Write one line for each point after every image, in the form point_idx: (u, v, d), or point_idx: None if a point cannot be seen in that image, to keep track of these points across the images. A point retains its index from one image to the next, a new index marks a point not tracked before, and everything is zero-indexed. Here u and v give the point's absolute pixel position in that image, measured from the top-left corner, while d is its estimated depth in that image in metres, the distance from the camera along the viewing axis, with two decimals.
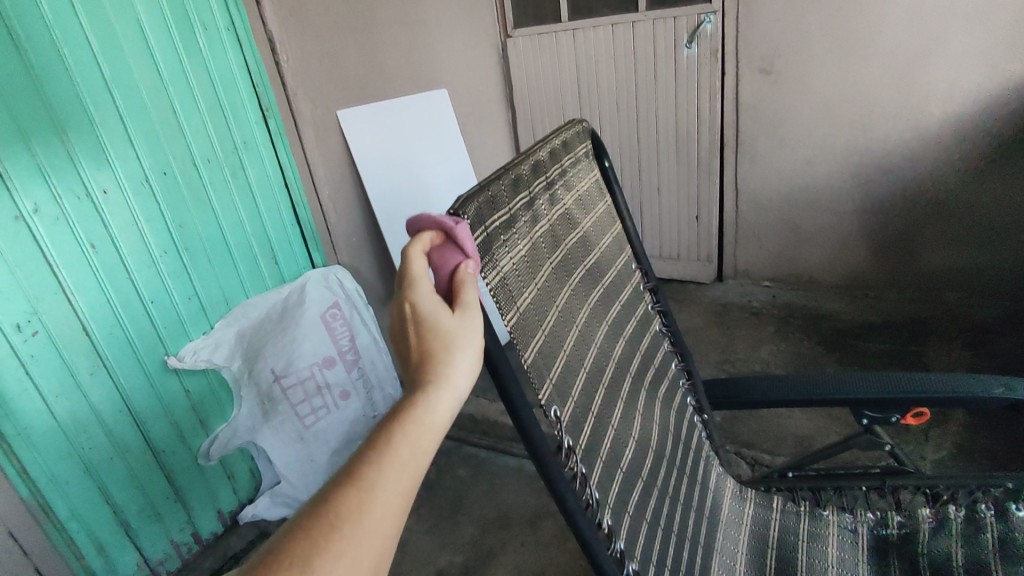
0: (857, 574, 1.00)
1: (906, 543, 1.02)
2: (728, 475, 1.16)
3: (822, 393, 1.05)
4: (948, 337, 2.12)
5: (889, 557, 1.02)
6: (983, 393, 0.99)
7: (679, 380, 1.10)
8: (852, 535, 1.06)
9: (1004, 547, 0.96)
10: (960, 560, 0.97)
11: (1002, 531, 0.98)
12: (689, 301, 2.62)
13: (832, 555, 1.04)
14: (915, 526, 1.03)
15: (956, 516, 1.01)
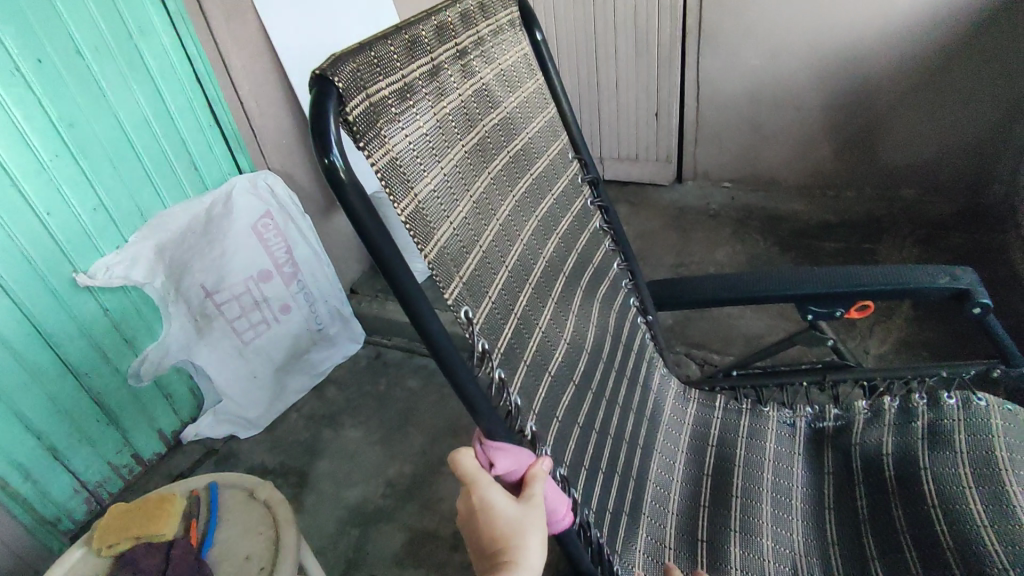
0: (792, 467, 1.01)
1: (839, 434, 1.03)
2: (672, 375, 1.14)
3: (770, 287, 1.01)
4: (900, 236, 2.12)
5: (824, 448, 1.02)
6: (927, 284, 0.95)
7: (622, 280, 1.04)
8: (790, 431, 1.06)
9: (932, 432, 0.95)
10: (888, 447, 0.96)
11: (930, 418, 0.96)
12: (647, 205, 2.55)
13: (769, 449, 1.04)
14: (850, 418, 1.03)
15: (890, 407, 1.00)
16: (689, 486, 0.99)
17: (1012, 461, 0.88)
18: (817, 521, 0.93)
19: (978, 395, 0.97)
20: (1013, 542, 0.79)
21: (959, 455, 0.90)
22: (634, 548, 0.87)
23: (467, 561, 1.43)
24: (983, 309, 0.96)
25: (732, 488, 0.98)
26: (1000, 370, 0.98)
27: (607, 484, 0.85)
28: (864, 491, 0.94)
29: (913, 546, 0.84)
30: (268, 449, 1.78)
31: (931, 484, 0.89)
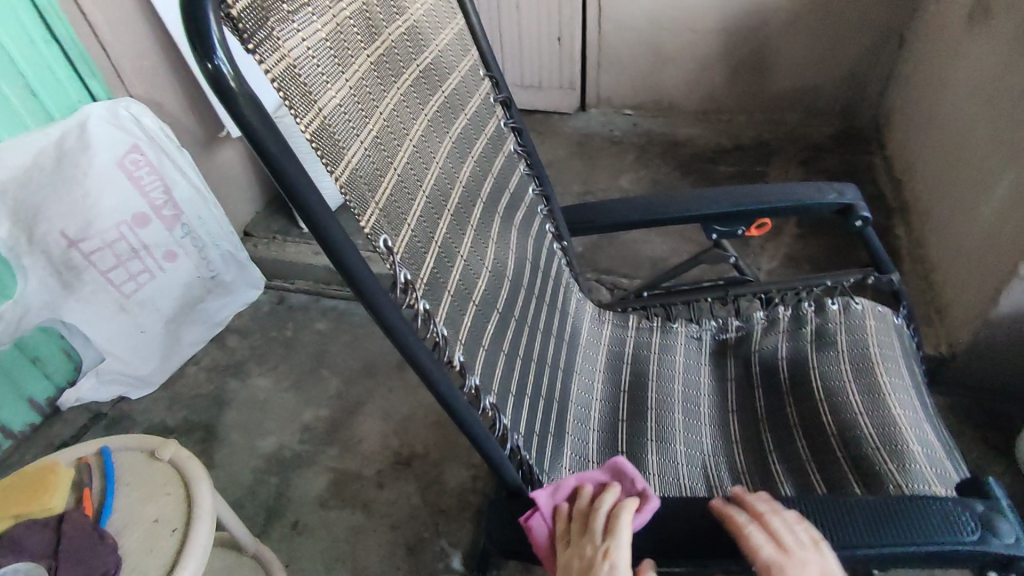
0: (700, 377, 1.08)
1: (740, 344, 1.10)
2: (587, 300, 1.16)
3: (683, 208, 1.03)
4: (785, 158, 2.26)
5: (727, 358, 1.10)
6: (816, 199, 1.02)
7: (538, 206, 1.03)
8: (697, 344, 1.13)
9: (819, 335, 1.04)
10: (782, 353, 1.05)
11: (818, 322, 1.06)
12: (553, 134, 2.52)
13: (679, 362, 1.10)
14: (749, 328, 1.11)
15: (783, 317, 1.09)
16: (608, 403, 1.04)
17: (883, 355, 0.98)
18: (722, 425, 1.01)
19: (856, 301, 1.07)
20: (884, 423, 0.89)
21: (842, 354, 1.00)
22: (561, 466, 0.90)
23: (393, 497, 1.43)
24: (862, 223, 1.04)
25: (647, 401, 1.03)
26: (875, 277, 1.09)
27: (533, 408, 0.86)
28: (763, 394, 1.02)
29: (804, 438, 0.93)
30: (167, 407, 1.67)
31: (818, 381, 0.98)
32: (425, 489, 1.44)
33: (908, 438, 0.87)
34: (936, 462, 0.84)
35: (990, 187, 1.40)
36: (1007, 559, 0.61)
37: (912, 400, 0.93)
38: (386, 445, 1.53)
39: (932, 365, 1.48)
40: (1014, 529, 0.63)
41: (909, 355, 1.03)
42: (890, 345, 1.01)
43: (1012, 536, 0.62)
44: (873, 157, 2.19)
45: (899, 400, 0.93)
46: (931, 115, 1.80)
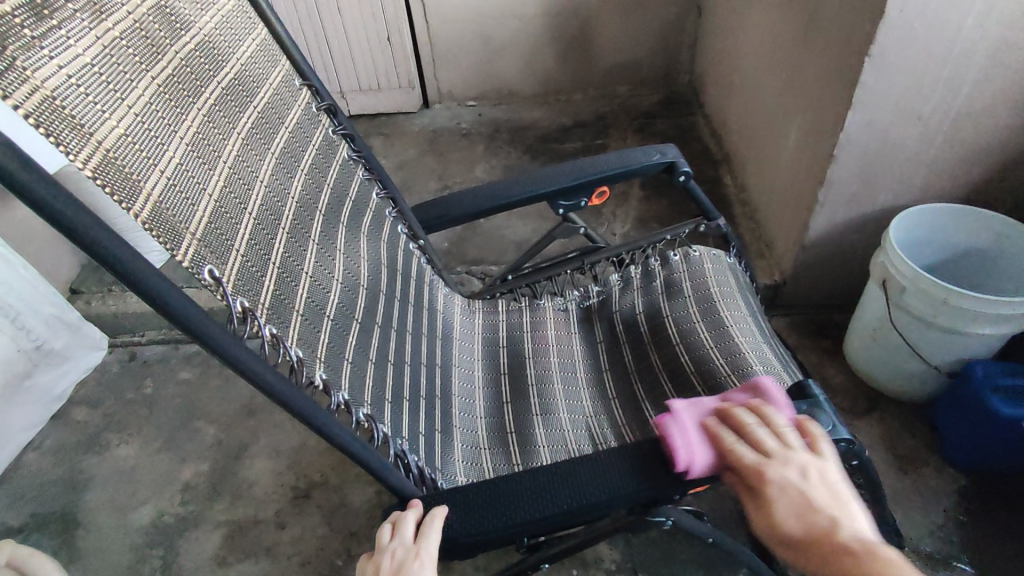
0: (572, 345, 1.14)
1: (603, 307, 1.18)
2: (455, 294, 1.18)
3: (527, 190, 1.07)
4: (621, 128, 2.41)
5: (593, 322, 1.17)
6: (643, 161, 1.10)
7: (385, 209, 1.02)
8: (565, 314, 1.18)
9: (667, 285, 1.13)
10: (639, 309, 1.13)
11: (665, 273, 1.15)
12: (401, 134, 2.50)
13: (551, 335, 1.15)
14: (608, 291, 1.19)
15: (635, 275, 1.18)
16: (490, 389, 1.06)
17: (723, 292, 1.09)
18: (598, 385, 1.07)
19: (693, 248, 1.18)
20: (731, 352, 0.99)
21: (688, 299, 1.10)
22: (454, 459, 0.91)
23: (298, 535, 1.36)
24: (686, 176, 1.13)
25: (527, 378, 1.07)
26: (705, 225, 1.20)
27: (413, 410, 0.86)
28: (628, 349, 1.09)
29: (669, 381, 1.02)
30: (9, 505, 1.46)
31: (672, 327, 1.07)
32: (330, 518, 1.38)
33: (751, 360, 0.98)
34: (775, 375, 0.95)
35: (785, 130, 1.60)
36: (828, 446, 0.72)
37: (750, 327, 1.05)
38: (280, 483, 1.45)
39: (769, 293, 1.67)
40: (830, 419, 0.74)
41: (743, 288, 1.15)
42: (726, 281, 1.13)
43: (830, 425, 0.73)
44: (695, 116, 2.40)
45: (739, 329, 1.04)
46: (732, 73, 2.01)
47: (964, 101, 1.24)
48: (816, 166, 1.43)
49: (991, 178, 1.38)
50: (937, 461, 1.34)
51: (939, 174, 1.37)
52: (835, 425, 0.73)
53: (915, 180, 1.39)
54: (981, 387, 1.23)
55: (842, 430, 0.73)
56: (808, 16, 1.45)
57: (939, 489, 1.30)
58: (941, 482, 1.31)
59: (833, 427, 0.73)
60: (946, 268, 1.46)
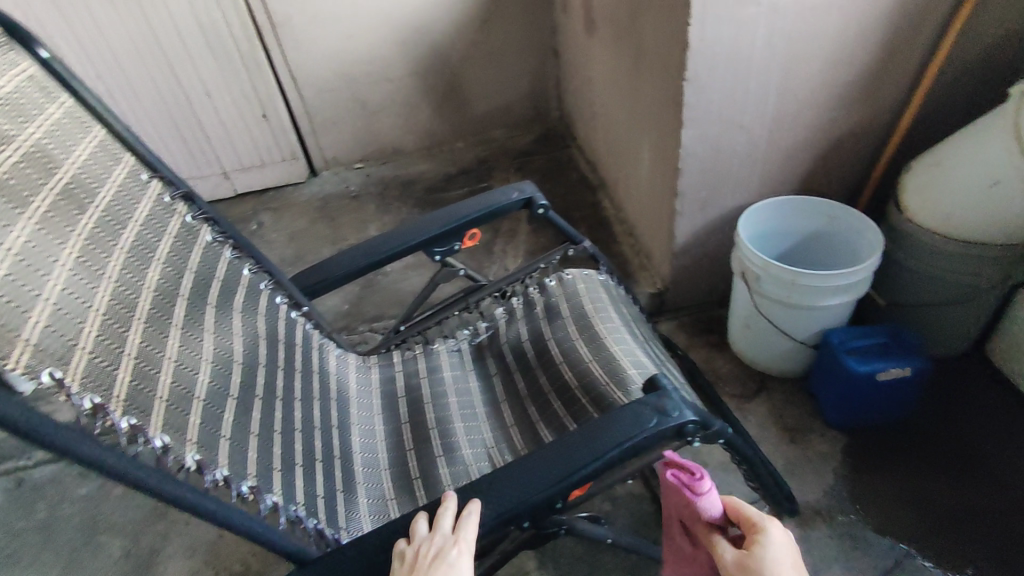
0: (468, 381, 1.18)
1: (492, 341, 1.24)
2: (349, 353, 1.20)
3: (399, 243, 1.12)
4: (504, 169, 2.54)
5: (485, 356, 1.22)
6: (505, 200, 1.17)
7: (260, 284, 1.04)
8: (458, 354, 1.23)
9: (547, 310, 1.21)
10: (525, 337, 1.20)
11: (543, 300, 1.23)
12: (290, 205, 2.51)
13: (447, 377, 1.19)
14: (495, 325, 1.25)
15: (517, 306, 1.25)
16: (391, 439, 1.08)
17: (597, 307, 1.17)
18: (496, 416, 1.12)
19: (566, 272, 1.25)
20: (608, 362, 1.07)
21: (567, 320, 1.17)
22: (358, 515, 0.92)
23: None
24: (545, 209, 1.21)
25: (426, 422, 1.10)
26: (573, 249, 1.29)
27: (308, 474, 0.88)
28: (519, 377, 1.15)
29: (558, 400, 1.08)
30: None
31: (555, 348, 1.14)
32: None
33: (625, 366, 1.06)
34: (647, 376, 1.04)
35: (640, 152, 1.76)
36: (679, 428, 0.80)
37: (623, 335, 1.13)
38: None
39: (656, 301, 1.79)
40: (674, 404, 0.81)
41: (616, 300, 1.24)
42: (599, 296, 1.21)
43: (675, 409, 0.80)
44: (569, 150, 2.57)
45: (613, 339, 1.12)
46: (591, 107, 2.19)
47: (773, 108, 1.43)
48: (668, 181, 1.58)
49: (812, 171, 1.58)
50: (821, 425, 1.47)
51: (770, 172, 1.55)
52: (679, 408, 0.81)
53: (752, 181, 1.56)
54: (838, 351, 1.38)
55: (686, 411, 0.81)
56: (636, 52, 1.63)
57: (826, 451, 1.42)
58: (826, 444, 1.43)
59: (680, 410, 0.80)
60: (796, 254, 1.63)
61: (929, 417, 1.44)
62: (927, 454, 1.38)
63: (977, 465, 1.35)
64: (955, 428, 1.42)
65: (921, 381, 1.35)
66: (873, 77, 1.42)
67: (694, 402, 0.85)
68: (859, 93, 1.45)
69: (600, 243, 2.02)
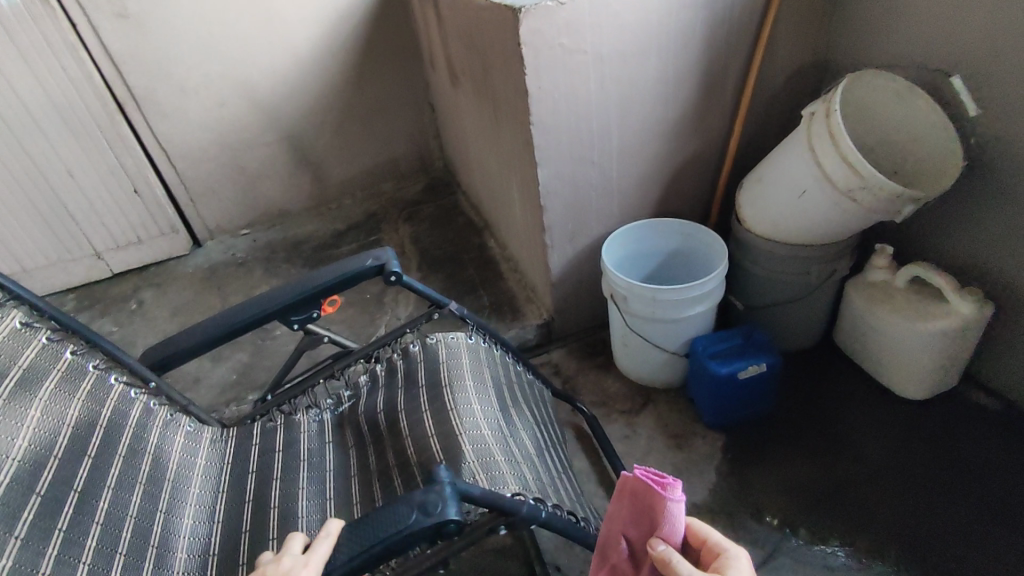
0: (324, 455, 1.16)
1: (352, 411, 1.22)
2: (206, 428, 1.20)
3: (252, 311, 1.15)
4: (393, 221, 2.57)
5: (344, 428, 1.20)
6: (358, 268, 1.20)
7: (88, 363, 1.05)
8: (319, 425, 1.22)
9: (407, 377, 1.20)
10: (380, 407, 1.18)
11: (405, 366, 1.22)
12: (172, 278, 2.40)
13: (304, 451, 1.17)
14: (359, 393, 1.24)
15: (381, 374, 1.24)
16: (231, 519, 1.06)
17: (451, 379, 1.15)
18: (345, 490, 1.08)
19: (430, 337, 1.25)
20: (449, 435, 1.04)
21: (420, 390, 1.16)
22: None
23: None
24: (399, 275, 1.24)
25: (269, 499, 1.07)
26: (438, 312, 1.29)
27: (95, 574, 0.85)
28: (371, 450, 1.12)
29: (400, 475, 1.04)
30: None
31: (404, 420, 1.11)
32: None
33: (463, 442, 1.02)
34: (484, 452, 1.00)
35: (511, 193, 1.85)
36: (437, 526, 0.74)
37: (472, 408, 1.10)
38: None
39: (544, 331, 1.87)
40: (441, 498, 0.76)
41: (477, 365, 1.22)
42: (458, 364, 1.19)
43: (439, 506, 0.75)
44: (455, 196, 2.64)
45: (461, 411, 1.08)
46: (467, 154, 2.29)
47: (616, 143, 1.56)
48: (535, 217, 1.67)
49: (663, 196, 1.72)
50: (701, 429, 1.56)
51: (625, 200, 1.68)
52: (444, 505, 0.75)
53: (612, 211, 1.68)
54: (703, 357, 1.49)
55: (451, 508, 0.75)
56: (492, 103, 1.73)
57: (708, 452, 1.50)
58: (707, 444, 1.52)
59: (443, 508, 0.75)
60: (656, 276, 1.76)
61: (797, 411, 1.56)
62: (798, 444, 1.48)
63: (843, 445, 1.46)
64: (820, 416, 1.53)
65: (773, 376, 1.48)
66: (697, 110, 1.60)
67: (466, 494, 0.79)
68: (689, 124, 1.61)
69: (489, 281, 2.07)
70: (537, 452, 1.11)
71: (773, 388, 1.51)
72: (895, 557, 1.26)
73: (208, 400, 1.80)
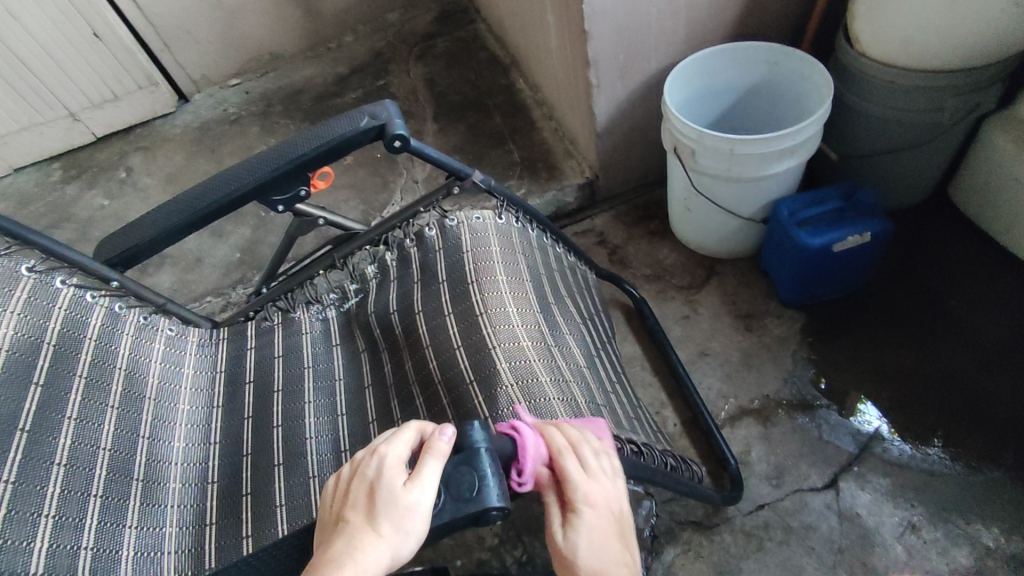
0: (332, 362, 1.00)
1: (360, 310, 1.03)
2: (191, 332, 1.03)
3: (221, 191, 0.91)
4: (402, 60, 2.16)
5: (353, 330, 1.02)
6: (350, 133, 0.91)
7: (21, 266, 0.86)
8: (324, 326, 1.04)
9: (423, 269, 0.99)
10: (394, 307, 0.98)
11: (420, 255, 1.00)
12: (160, 140, 2.12)
13: (309, 357, 1.01)
14: (366, 288, 1.04)
15: (391, 264, 1.03)
16: (228, 441, 0.93)
17: (478, 273, 0.93)
18: (358, 407, 0.93)
19: (450, 216, 1.01)
20: (477, 350, 0.85)
21: (441, 285, 0.95)
22: (161, 546, 0.79)
23: None
24: (405, 141, 0.93)
25: (272, 417, 0.94)
26: (459, 186, 1.01)
27: (63, 532, 0.72)
28: (387, 359, 0.95)
29: (420, 393, 0.88)
30: None
31: (422, 326, 0.92)
32: None
33: (497, 358, 0.83)
34: (525, 373, 0.81)
35: (544, 17, 1.45)
36: (476, 516, 0.53)
37: (506, 312, 0.89)
38: None
39: (587, 191, 1.57)
40: (475, 474, 0.53)
41: (511, 252, 0.99)
42: (488, 254, 0.96)
43: (474, 488, 0.53)
44: (475, 26, 2.19)
45: (494, 318, 0.88)
46: None
47: None
48: (577, 46, 1.29)
49: (747, 11, 1.31)
50: (775, 307, 1.32)
51: (696, 19, 1.28)
52: (481, 486, 0.53)
53: (677, 35, 1.29)
54: (788, 225, 1.20)
55: (492, 492, 0.53)
56: None
57: (783, 336, 1.27)
58: (782, 325, 1.29)
59: (479, 491, 0.53)
60: (727, 122, 1.41)
61: (892, 283, 1.30)
62: (897, 326, 1.24)
63: (952, 326, 1.23)
64: (926, 291, 1.28)
65: (876, 249, 1.20)
66: None
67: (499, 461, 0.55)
68: None
69: (519, 132, 1.74)
70: (587, 360, 0.92)
71: (870, 265, 1.25)
72: (1013, 463, 1.06)
73: (214, 282, 1.63)
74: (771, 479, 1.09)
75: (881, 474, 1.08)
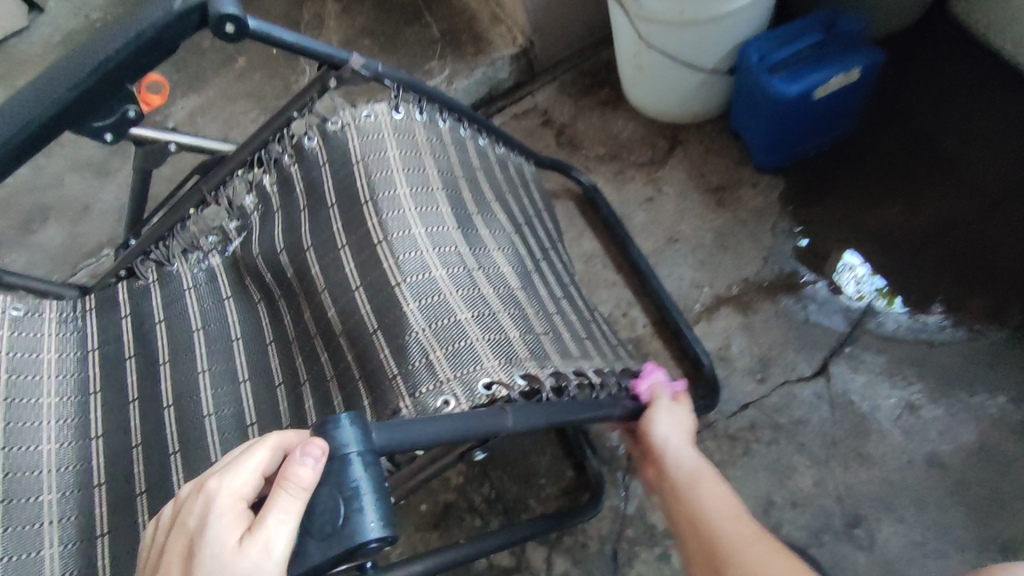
0: (221, 319, 0.81)
1: (245, 252, 0.83)
2: (48, 307, 0.85)
3: (14, 121, 0.66)
4: None
5: (243, 277, 0.83)
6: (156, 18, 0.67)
7: None
8: (209, 276, 0.85)
9: (310, 192, 0.78)
10: (280, 245, 0.79)
11: (303, 173, 0.79)
12: (12, 65, 1.71)
13: (195, 317, 0.82)
14: (248, 222, 0.84)
15: (272, 189, 0.82)
16: (113, 433, 0.78)
17: (371, 189, 0.73)
18: (261, 368, 0.76)
19: (332, 118, 0.79)
20: (380, 290, 0.68)
21: (331, 211, 0.75)
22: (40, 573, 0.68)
23: None
24: (240, 22, 0.70)
25: (161, 396, 0.78)
26: (335, 77, 0.80)
27: None
28: (285, 309, 0.77)
29: (324, 349, 0.71)
30: None
31: (314, 265, 0.74)
32: None
33: (403, 297, 0.66)
34: (438, 312, 0.65)
35: None
36: (349, 552, 0.38)
37: (411, 235, 0.71)
38: None
39: (523, 62, 1.32)
40: (340, 496, 0.38)
41: (415, 156, 0.78)
42: (384, 162, 0.76)
43: (338, 517, 0.38)
44: None
45: (396, 245, 0.70)
46: None
47: None
48: None
49: None
50: (752, 174, 1.14)
51: None
52: (347, 513, 0.38)
53: None
54: (758, 74, 0.98)
55: (365, 518, 0.38)
56: None
57: (761, 208, 1.10)
58: (760, 195, 1.11)
59: (345, 520, 0.38)
60: None
61: (883, 127, 1.11)
62: (889, 177, 1.07)
63: (949, 171, 1.06)
64: (920, 132, 1.09)
65: (859, 89, 1.01)
66: None
67: (377, 471, 0.40)
68: None
69: None
70: (523, 279, 0.75)
71: (853, 110, 1.05)
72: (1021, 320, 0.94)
73: (110, 230, 1.41)
74: (755, 374, 0.97)
75: (875, 352, 0.96)
